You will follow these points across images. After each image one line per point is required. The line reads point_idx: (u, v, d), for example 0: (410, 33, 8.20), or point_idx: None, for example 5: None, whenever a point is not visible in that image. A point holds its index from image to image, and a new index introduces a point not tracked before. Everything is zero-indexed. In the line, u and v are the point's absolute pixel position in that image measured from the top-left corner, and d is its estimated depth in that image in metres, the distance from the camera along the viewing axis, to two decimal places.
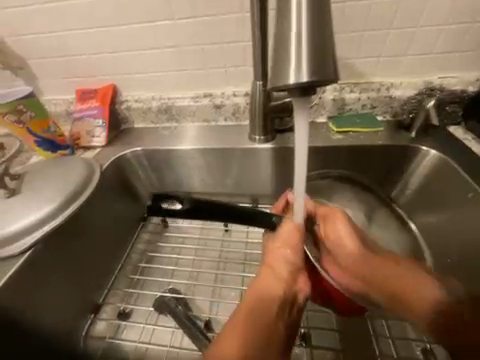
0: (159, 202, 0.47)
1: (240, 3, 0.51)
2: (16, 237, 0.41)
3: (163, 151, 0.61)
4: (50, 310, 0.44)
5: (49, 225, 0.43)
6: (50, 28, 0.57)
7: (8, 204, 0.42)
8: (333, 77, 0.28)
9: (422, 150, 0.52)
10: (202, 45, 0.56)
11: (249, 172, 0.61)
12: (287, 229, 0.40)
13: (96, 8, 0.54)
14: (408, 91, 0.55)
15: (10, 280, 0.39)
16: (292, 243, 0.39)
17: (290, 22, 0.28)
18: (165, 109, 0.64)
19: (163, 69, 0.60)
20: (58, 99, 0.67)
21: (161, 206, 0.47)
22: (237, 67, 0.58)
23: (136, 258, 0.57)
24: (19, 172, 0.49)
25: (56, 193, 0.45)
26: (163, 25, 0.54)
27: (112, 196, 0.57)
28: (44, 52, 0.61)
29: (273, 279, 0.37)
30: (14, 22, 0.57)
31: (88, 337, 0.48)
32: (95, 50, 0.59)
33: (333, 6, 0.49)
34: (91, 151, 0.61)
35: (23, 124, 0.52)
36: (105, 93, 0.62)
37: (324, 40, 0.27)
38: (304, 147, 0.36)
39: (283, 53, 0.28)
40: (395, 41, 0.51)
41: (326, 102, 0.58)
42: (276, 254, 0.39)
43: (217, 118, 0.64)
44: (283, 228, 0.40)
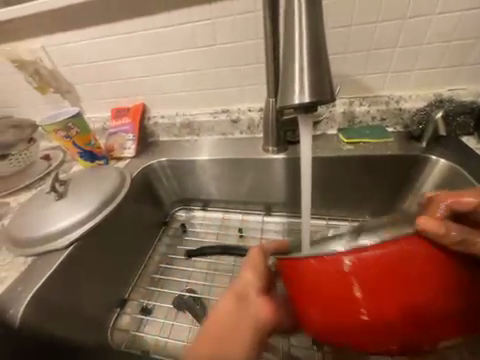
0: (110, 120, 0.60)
1: (256, 31, 0.57)
2: (62, 233, 0.47)
3: (185, 161, 0.68)
4: (85, 301, 0.49)
5: (88, 224, 0.50)
6: (94, 59, 0.68)
7: (58, 206, 0.49)
8: (330, 98, 0.32)
9: (432, 158, 0.53)
10: (221, 68, 0.63)
11: (263, 181, 0.65)
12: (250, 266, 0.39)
13: (132, 40, 0.63)
14: (417, 104, 0.57)
15: (56, 270, 0.45)
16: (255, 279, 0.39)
17: (293, 53, 0.33)
18: (186, 124, 0.71)
19: (186, 90, 0.68)
20: (97, 117, 0.77)
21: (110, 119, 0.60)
22: (252, 86, 0.64)
23: (159, 259, 0.62)
24: (66, 179, 0.56)
25: (96, 196, 0.52)
26: (188, 53, 0.62)
27: (140, 201, 0.63)
28: (89, 78, 0.71)
29: (226, 323, 0.35)
30: (66, 55, 0.69)
31: (114, 330, 0.52)
32: (130, 76, 0.68)
33: (341, 30, 0.53)
34: (123, 162, 0.69)
35: (70, 139, 0.61)
36: (136, 111, 0.71)
37: (323, 67, 0.32)
38: (307, 154, 0.42)
39: (289, 77, 0.33)
40: (401, 58, 0.55)
41: (336, 115, 0.61)
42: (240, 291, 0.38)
43: (233, 131, 0.69)
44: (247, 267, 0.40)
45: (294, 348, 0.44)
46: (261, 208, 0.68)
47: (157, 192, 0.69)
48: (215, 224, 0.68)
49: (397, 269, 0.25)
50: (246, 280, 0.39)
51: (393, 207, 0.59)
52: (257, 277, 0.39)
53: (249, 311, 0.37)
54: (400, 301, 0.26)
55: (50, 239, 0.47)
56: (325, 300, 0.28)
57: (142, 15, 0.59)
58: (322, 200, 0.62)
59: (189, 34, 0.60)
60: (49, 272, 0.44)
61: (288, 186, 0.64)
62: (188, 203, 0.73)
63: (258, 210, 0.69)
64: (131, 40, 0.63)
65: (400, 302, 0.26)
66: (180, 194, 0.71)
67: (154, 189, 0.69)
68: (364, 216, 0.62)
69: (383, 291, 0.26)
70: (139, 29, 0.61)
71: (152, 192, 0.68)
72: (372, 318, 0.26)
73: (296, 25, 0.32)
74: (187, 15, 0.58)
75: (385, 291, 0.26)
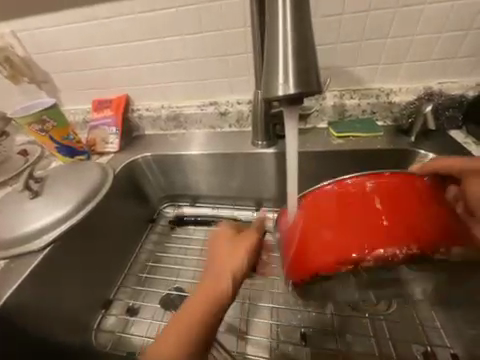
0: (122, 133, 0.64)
1: (243, 18, 0.54)
2: (36, 235, 0.44)
3: (172, 156, 0.65)
4: (65, 303, 0.47)
5: (66, 224, 0.47)
6: (70, 46, 0.63)
7: (32, 205, 0.46)
8: (317, 89, 0.30)
9: (421, 152, 0.52)
10: (208, 57, 0.60)
11: (252, 177, 0.64)
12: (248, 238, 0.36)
13: (111, 26, 0.59)
14: (407, 97, 0.57)
15: (31, 274, 0.43)
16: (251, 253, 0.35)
17: (277, 42, 0.31)
18: (173, 116, 0.68)
19: (172, 80, 0.65)
20: (77, 109, 0.73)
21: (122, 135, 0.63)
22: (241, 76, 0.62)
23: (145, 257, 0.60)
24: (42, 176, 0.52)
25: (75, 194, 0.49)
26: (172, 40, 0.59)
27: (124, 198, 0.61)
28: (65, 67, 0.66)
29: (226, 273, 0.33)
30: (39, 41, 0.63)
31: (98, 331, 0.50)
32: (110, 65, 0.64)
33: (331, 19, 0.51)
34: (105, 156, 0.66)
35: (46, 133, 0.57)
36: (119, 103, 0.67)
37: (308, 55, 0.30)
38: (295, 150, 0.41)
39: (273, 67, 0.31)
40: (392, 49, 0.53)
41: (326, 108, 0.60)
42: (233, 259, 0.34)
43: (222, 125, 0.67)
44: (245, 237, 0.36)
45: (282, 344, 0.44)
46: (251, 203, 0.67)
47: (143, 188, 0.67)
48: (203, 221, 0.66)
49: (399, 188, 0.29)
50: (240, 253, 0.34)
51: None
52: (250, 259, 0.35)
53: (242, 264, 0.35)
54: (413, 218, 0.27)
55: (24, 241, 0.44)
56: (343, 211, 0.29)
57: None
58: None
59: (173, 20, 0.56)
60: (24, 275, 0.42)
61: (278, 180, 0.63)
62: (177, 199, 0.70)
63: (249, 206, 0.68)
64: (110, 25, 0.59)
65: (413, 219, 0.27)
66: (168, 190, 0.69)
67: (139, 185, 0.66)
68: None
69: (394, 204, 0.28)
70: (118, 14, 0.57)
71: (137, 188, 0.65)
72: (388, 226, 0.27)
73: (279, 11, 0.30)
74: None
75: (396, 202, 0.28)
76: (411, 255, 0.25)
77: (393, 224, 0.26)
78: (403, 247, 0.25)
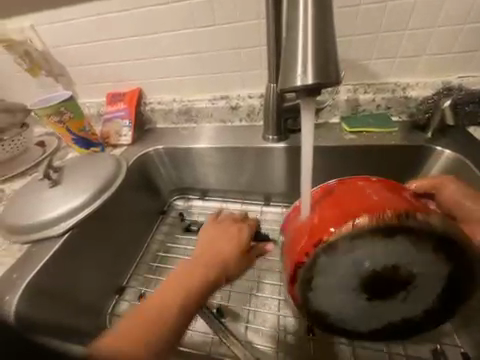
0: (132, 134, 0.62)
1: (257, 10, 0.54)
2: (56, 222, 0.46)
3: (183, 149, 0.66)
4: (82, 288, 0.49)
5: (83, 212, 0.48)
6: (86, 39, 0.64)
7: (51, 193, 0.48)
8: (335, 81, 0.30)
9: (437, 149, 0.51)
10: (220, 50, 0.60)
11: (262, 171, 0.64)
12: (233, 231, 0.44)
13: (126, 19, 0.59)
14: (424, 91, 0.55)
15: (51, 259, 0.45)
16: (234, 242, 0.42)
17: (297, 33, 0.30)
18: (184, 110, 0.69)
19: (184, 74, 0.65)
20: (91, 102, 0.74)
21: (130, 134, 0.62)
22: (253, 70, 0.61)
23: (156, 247, 0.62)
24: (60, 166, 0.54)
25: (91, 183, 0.51)
26: (186, 33, 0.59)
27: (136, 189, 0.62)
28: (81, 60, 0.68)
29: (219, 259, 0.39)
30: (56, 35, 0.65)
31: (113, 316, 0.52)
32: (124, 58, 0.65)
33: (348, 10, 0.50)
34: (119, 149, 0.67)
35: (64, 124, 0.59)
36: (132, 96, 0.68)
37: (327, 45, 0.30)
38: (310, 145, 0.39)
39: (292, 58, 0.31)
40: (411, 42, 0.52)
41: (339, 103, 0.59)
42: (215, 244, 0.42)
43: (233, 119, 0.67)
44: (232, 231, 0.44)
45: (288, 335, 0.45)
46: (260, 198, 0.68)
47: (154, 180, 0.68)
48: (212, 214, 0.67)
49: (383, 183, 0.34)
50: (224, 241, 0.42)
51: None
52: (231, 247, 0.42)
53: (233, 258, 0.40)
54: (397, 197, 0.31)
55: (43, 228, 0.46)
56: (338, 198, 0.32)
57: None
58: None
59: (187, 13, 0.56)
60: (45, 259, 0.44)
61: (288, 175, 0.63)
62: (186, 192, 0.72)
63: (257, 200, 0.68)
64: (125, 19, 0.59)
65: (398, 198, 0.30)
66: (178, 183, 0.70)
67: (151, 177, 0.67)
68: None
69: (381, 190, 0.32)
70: (133, 7, 0.57)
71: (149, 180, 0.67)
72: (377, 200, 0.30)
73: (300, 1, 0.30)
74: None
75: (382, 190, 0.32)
76: (400, 216, 0.27)
77: (382, 196, 0.30)
78: (389, 208, 0.28)
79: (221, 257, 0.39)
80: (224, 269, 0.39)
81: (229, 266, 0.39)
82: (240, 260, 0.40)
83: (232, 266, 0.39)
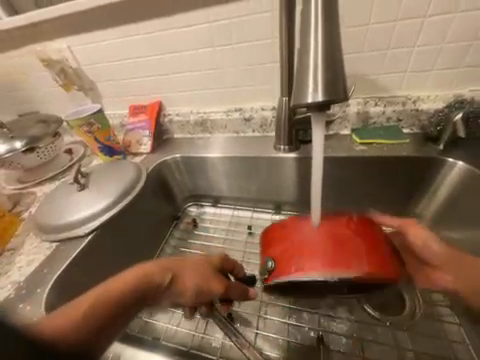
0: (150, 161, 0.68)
1: (271, 30, 0.58)
2: (84, 222, 0.50)
3: (198, 158, 0.70)
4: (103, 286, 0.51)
5: (108, 213, 0.52)
6: (114, 58, 0.71)
7: (80, 196, 0.53)
8: (344, 97, 0.33)
9: (449, 161, 0.51)
10: (236, 67, 0.64)
11: (273, 180, 0.66)
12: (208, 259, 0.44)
13: (150, 40, 0.65)
14: (436, 104, 0.56)
15: (78, 256, 0.48)
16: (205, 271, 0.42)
17: (308, 52, 0.33)
18: (200, 121, 0.73)
19: (201, 87, 0.70)
20: (116, 114, 0.81)
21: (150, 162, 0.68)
22: (266, 85, 0.65)
23: (170, 251, 0.64)
24: (87, 171, 0.59)
25: (115, 187, 0.55)
26: (204, 52, 0.64)
27: (153, 195, 0.66)
28: (109, 76, 0.75)
29: (189, 271, 0.40)
30: (87, 54, 0.72)
31: None
32: (147, 74, 0.71)
33: (357, 29, 0.53)
34: (139, 157, 0.72)
35: (92, 134, 0.64)
36: (152, 108, 0.74)
37: (337, 64, 0.33)
38: (320, 154, 0.43)
39: (304, 76, 0.33)
40: (420, 57, 0.53)
41: (349, 115, 0.61)
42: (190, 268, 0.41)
43: (245, 130, 0.71)
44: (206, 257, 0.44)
45: (298, 343, 0.45)
46: (270, 206, 0.69)
47: (170, 187, 0.72)
48: (224, 221, 0.69)
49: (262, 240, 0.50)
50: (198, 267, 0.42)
51: (405, 210, 0.59)
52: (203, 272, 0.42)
53: (214, 280, 0.41)
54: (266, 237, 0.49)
55: (72, 227, 0.50)
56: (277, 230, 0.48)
57: (160, 16, 0.61)
58: (332, 199, 0.63)
59: (206, 34, 0.61)
60: (73, 256, 0.48)
61: (298, 184, 0.65)
62: (200, 199, 0.75)
63: (268, 209, 0.70)
64: (150, 40, 0.65)
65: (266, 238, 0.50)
66: (192, 190, 0.74)
67: (167, 185, 0.71)
68: None
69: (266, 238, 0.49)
70: (158, 29, 0.63)
71: (166, 187, 0.71)
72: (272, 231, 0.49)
73: (311, 23, 0.33)
74: (206, 15, 0.59)
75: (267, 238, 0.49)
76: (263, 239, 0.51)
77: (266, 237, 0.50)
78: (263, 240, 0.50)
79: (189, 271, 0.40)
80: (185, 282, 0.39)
81: (194, 280, 0.40)
82: (216, 281, 0.41)
83: (196, 280, 0.40)
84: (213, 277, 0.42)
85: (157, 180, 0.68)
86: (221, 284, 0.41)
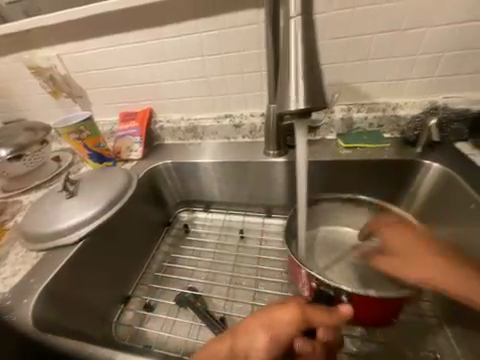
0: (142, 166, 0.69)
1: (258, 41, 0.60)
2: (75, 229, 0.50)
3: (189, 163, 0.70)
4: (93, 294, 0.50)
5: (100, 219, 0.52)
6: (104, 66, 0.71)
7: (70, 203, 0.52)
8: (323, 104, 0.35)
9: (426, 163, 0.55)
10: (225, 75, 0.66)
11: (264, 184, 0.68)
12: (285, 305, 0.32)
13: (141, 49, 0.67)
14: (413, 110, 0.60)
15: (67, 264, 0.47)
16: (279, 318, 0.31)
17: (290, 64, 0.35)
18: (191, 128, 0.74)
19: (192, 95, 0.71)
20: (106, 121, 0.81)
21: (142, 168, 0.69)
22: (255, 92, 0.67)
23: (161, 258, 0.64)
24: (76, 178, 0.59)
25: (107, 193, 0.55)
26: (194, 61, 0.66)
27: (144, 202, 0.66)
28: (98, 84, 0.75)
29: (257, 322, 0.31)
30: (76, 62, 0.72)
31: (119, 326, 0.52)
32: (138, 81, 0.72)
33: (339, 41, 0.56)
34: (130, 163, 0.72)
35: (82, 141, 0.64)
36: (143, 115, 0.74)
37: (316, 76, 0.35)
38: (304, 159, 0.46)
39: (286, 85, 0.36)
40: (397, 67, 0.57)
41: (334, 121, 0.64)
42: (256, 320, 0.32)
43: (236, 136, 0.73)
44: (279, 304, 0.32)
45: None
46: (261, 210, 0.71)
47: (162, 193, 0.72)
48: (216, 226, 0.70)
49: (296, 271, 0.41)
50: (267, 315, 0.32)
51: None
52: (278, 315, 0.31)
53: (280, 311, 0.31)
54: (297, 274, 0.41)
55: (63, 235, 0.49)
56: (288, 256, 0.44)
57: (150, 27, 0.63)
58: None
59: (195, 44, 0.63)
60: (62, 264, 0.47)
61: (288, 188, 0.67)
62: (191, 204, 0.75)
63: (259, 213, 0.71)
64: (140, 49, 0.67)
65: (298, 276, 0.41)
66: (184, 195, 0.74)
67: (159, 191, 0.71)
68: None
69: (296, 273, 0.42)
70: (148, 38, 0.65)
71: (157, 193, 0.71)
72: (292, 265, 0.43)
73: (291, 35, 0.35)
74: (194, 26, 0.61)
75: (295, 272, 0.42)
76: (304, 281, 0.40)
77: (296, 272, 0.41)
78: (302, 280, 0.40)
79: (260, 324, 0.31)
80: (248, 332, 0.31)
81: (255, 324, 0.31)
82: (283, 309, 0.32)
83: (258, 324, 0.31)
84: (276, 306, 0.32)
85: (149, 186, 0.69)
86: (288, 309, 0.31)
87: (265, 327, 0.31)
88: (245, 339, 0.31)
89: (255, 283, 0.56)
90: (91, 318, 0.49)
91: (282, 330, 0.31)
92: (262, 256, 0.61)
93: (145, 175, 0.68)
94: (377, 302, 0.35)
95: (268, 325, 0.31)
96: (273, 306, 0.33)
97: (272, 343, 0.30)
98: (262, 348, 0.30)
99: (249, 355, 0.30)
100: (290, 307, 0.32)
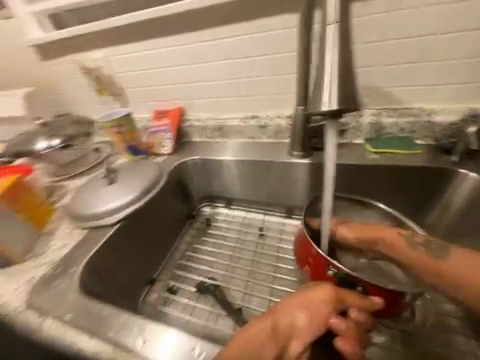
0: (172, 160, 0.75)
1: (289, 45, 0.62)
2: (114, 212, 0.56)
3: (215, 160, 0.74)
4: (125, 273, 0.55)
5: (136, 205, 0.57)
6: (144, 67, 0.78)
7: (111, 189, 0.58)
8: (355, 107, 0.36)
9: (461, 172, 0.52)
10: (254, 77, 0.69)
11: (286, 184, 0.69)
12: (319, 289, 0.34)
13: (177, 52, 0.72)
14: (449, 117, 0.57)
15: (106, 243, 0.53)
16: (316, 300, 0.33)
17: (325, 67, 0.37)
18: (218, 127, 0.78)
19: (221, 96, 0.75)
20: (141, 117, 0.88)
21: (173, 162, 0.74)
22: (282, 94, 0.69)
23: (184, 247, 0.68)
24: (115, 168, 0.65)
25: (142, 182, 0.60)
26: (226, 63, 0.69)
27: (172, 194, 0.71)
28: (137, 83, 0.82)
29: (294, 303, 0.34)
30: (120, 63, 0.79)
31: (145, 304, 0.57)
32: (172, 82, 0.78)
33: (373, 44, 0.56)
34: (160, 157, 0.78)
35: (120, 134, 0.71)
36: (175, 114, 0.79)
37: (349, 79, 0.36)
38: (331, 162, 0.47)
39: (319, 88, 0.37)
40: (434, 71, 0.55)
41: (362, 125, 0.63)
42: (294, 302, 0.34)
43: (261, 136, 0.75)
44: (312, 288, 0.35)
45: None
46: (282, 210, 0.72)
47: (188, 187, 0.76)
48: (236, 222, 0.72)
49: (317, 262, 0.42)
50: (303, 297, 0.34)
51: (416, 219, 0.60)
52: (314, 296, 0.34)
53: (314, 292, 0.34)
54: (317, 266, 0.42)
55: (104, 216, 0.55)
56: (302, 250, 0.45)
57: (188, 32, 0.68)
58: None
59: (228, 47, 0.67)
60: (102, 243, 0.52)
61: (310, 190, 0.67)
62: (214, 200, 0.79)
63: (279, 212, 0.72)
64: (177, 52, 0.72)
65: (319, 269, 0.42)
66: (208, 190, 0.78)
67: (186, 185, 0.76)
68: None
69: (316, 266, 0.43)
70: (184, 42, 0.69)
71: (184, 187, 0.75)
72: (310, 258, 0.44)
73: (328, 40, 0.36)
74: (229, 31, 0.64)
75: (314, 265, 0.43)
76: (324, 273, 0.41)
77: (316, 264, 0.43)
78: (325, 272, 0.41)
79: (297, 306, 0.33)
80: (287, 313, 0.33)
81: (294, 305, 0.33)
82: (316, 289, 0.35)
83: (295, 305, 0.34)
84: (308, 289, 0.35)
85: (177, 180, 0.74)
86: (323, 290, 0.34)
87: (305, 307, 0.33)
88: (284, 321, 0.33)
89: (273, 280, 0.58)
90: (122, 293, 0.54)
91: (318, 309, 0.33)
92: (281, 254, 0.62)
93: (175, 169, 0.73)
94: (392, 292, 0.37)
95: (305, 305, 0.33)
96: (306, 290, 0.35)
97: (313, 322, 0.32)
98: (304, 326, 0.32)
99: (290, 335, 0.32)
100: (324, 290, 0.34)
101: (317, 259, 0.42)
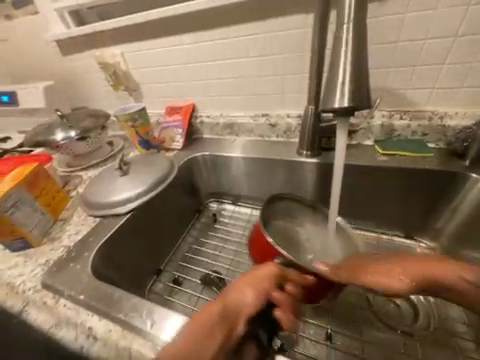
0: (183, 156, 0.76)
1: (303, 45, 0.63)
2: (126, 201, 0.58)
3: (224, 157, 0.75)
4: (134, 261, 0.57)
5: (148, 195, 0.60)
6: (159, 64, 0.80)
7: (123, 180, 0.61)
8: (366, 105, 0.37)
9: (472, 176, 0.51)
10: (266, 76, 0.70)
11: (293, 183, 0.70)
12: (264, 268, 0.37)
13: (192, 49, 0.73)
14: (463, 121, 0.56)
15: (117, 231, 0.55)
16: (261, 277, 0.36)
17: (338, 65, 0.37)
18: (228, 124, 0.79)
19: (233, 94, 0.76)
20: (154, 113, 0.90)
21: (183, 157, 0.76)
22: (293, 94, 0.70)
23: (190, 241, 0.70)
24: (128, 160, 0.67)
25: (154, 174, 0.62)
26: (239, 62, 0.70)
27: (182, 188, 0.73)
28: (152, 79, 0.84)
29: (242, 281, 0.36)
30: (136, 59, 0.82)
31: (151, 293, 0.58)
32: (186, 79, 0.79)
33: (387, 45, 0.55)
34: (171, 152, 0.80)
35: (136, 128, 0.73)
36: (186, 110, 0.81)
37: (361, 78, 0.37)
38: (341, 164, 0.48)
39: (331, 86, 0.38)
40: (449, 74, 0.55)
41: (373, 127, 0.63)
42: (241, 280, 0.36)
43: (270, 135, 0.76)
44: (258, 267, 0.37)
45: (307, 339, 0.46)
46: None
47: (197, 182, 0.78)
48: (242, 219, 0.73)
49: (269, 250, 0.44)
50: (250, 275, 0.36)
51: (424, 223, 0.59)
52: (260, 272, 0.36)
53: (260, 269, 0.37)
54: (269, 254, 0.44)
55: (116, 205, 0.57)
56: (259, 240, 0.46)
57: (203, 30, 0.69)
58: (350, 208, 0.65)
59: (242, 46, 0.68)
60: (113, 230, 0.54)
61: (317, 190, 0.68)
62: (221, 196, 0.80)
63: None
64: (191, 49, 0.73)
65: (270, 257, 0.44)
66: (216, 187, 0.79)
67: (195, 180, 0.78)
68: (394, 233, 0.62)
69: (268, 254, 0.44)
70: (200, 40, 0.71)
71: (193, 182, 0.77)
72: (265, 247, 0.44)
73: (342, 39, 0.37)
74: (243, 29, 0.66)
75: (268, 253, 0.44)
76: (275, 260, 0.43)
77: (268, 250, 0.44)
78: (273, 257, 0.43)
79: (243, 283, 0.36)
80: (235, 291, 0.35)
81: (242, 283, 0.36)
82: (262, 267, 0.37)
83: (241, 282, 0.36)
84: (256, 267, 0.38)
85: (187, 174, 0.75)
86: (267, 267, 0.37)
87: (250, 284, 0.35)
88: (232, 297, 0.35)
89: None
90: (131, 281, 0.56)
91: (262, 283, 0.35)
92: None
93: (186, 163, 0.75)
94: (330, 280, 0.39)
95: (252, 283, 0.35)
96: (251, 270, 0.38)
97: (259, 296, 0.34)
98: (250, 301, 0.34)
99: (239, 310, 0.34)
100: (267, 268, 0.37)
101: (267, 248, 0.44)
